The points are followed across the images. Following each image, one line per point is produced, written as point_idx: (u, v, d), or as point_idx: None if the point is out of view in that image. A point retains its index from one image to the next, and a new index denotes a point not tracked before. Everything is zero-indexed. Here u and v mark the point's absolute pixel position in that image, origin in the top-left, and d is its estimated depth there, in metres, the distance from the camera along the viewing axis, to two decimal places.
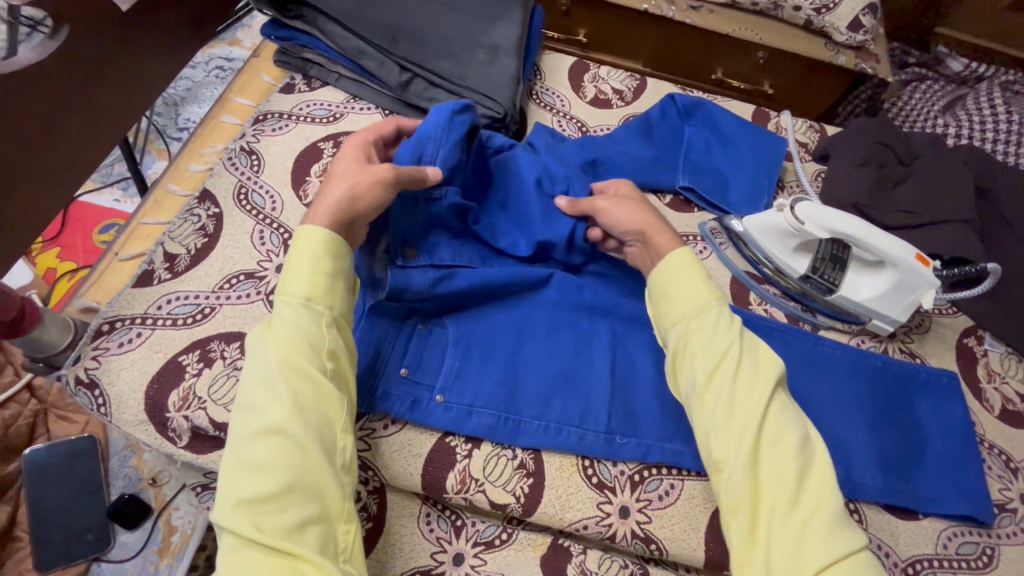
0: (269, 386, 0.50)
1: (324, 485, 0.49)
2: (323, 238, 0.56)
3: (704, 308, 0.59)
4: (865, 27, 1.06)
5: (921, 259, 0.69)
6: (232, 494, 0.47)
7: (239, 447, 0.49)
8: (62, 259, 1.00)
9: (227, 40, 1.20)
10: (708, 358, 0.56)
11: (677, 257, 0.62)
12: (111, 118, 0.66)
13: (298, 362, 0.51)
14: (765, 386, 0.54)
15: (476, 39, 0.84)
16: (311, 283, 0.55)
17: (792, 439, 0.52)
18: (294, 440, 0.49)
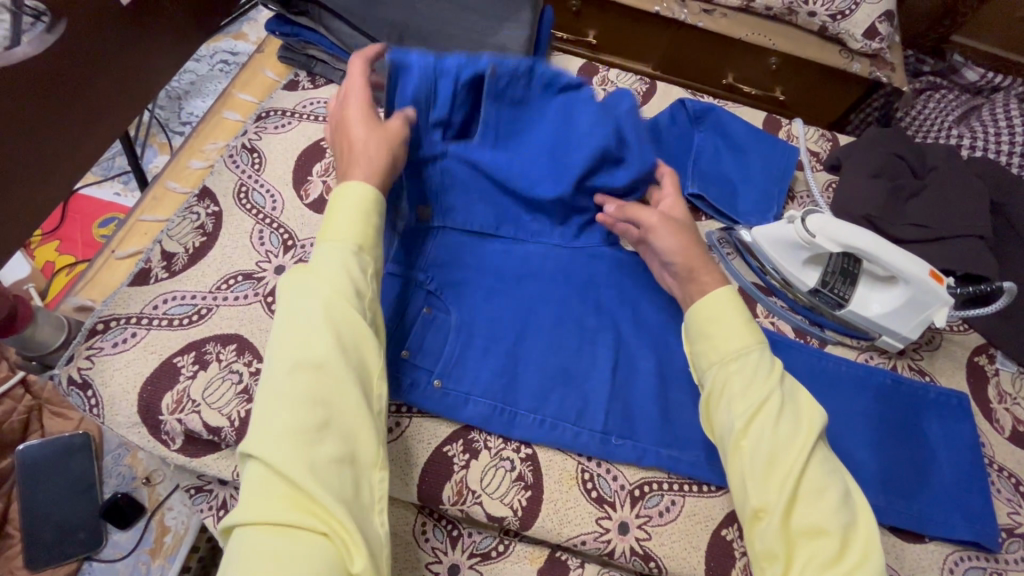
0: (312, 321, 0.49)
1: (360, 430, 0.47)
2: (373, 187, 0.56)
3: (745, 350, 0.57)
4: (881, 35, 1.04)
5: (935, 275, 0.67)
6: (266, 429, 0.44)
7: (276, 382, 0.47)
8: (60, 252, 0.99)
9: (232, 34, 1.18)
10: (749, 400, 0.54)
11: (720, 294, 0.61)
12: (110, 113, 0.64)
13: (343, 303, 0.50)
14: (809, 433, 0.52)
15: (483, 40, 0.83)
16: (358, 227, 0.54)
17: (833, 492, 0.50)
18: (334, 380, 0.47)
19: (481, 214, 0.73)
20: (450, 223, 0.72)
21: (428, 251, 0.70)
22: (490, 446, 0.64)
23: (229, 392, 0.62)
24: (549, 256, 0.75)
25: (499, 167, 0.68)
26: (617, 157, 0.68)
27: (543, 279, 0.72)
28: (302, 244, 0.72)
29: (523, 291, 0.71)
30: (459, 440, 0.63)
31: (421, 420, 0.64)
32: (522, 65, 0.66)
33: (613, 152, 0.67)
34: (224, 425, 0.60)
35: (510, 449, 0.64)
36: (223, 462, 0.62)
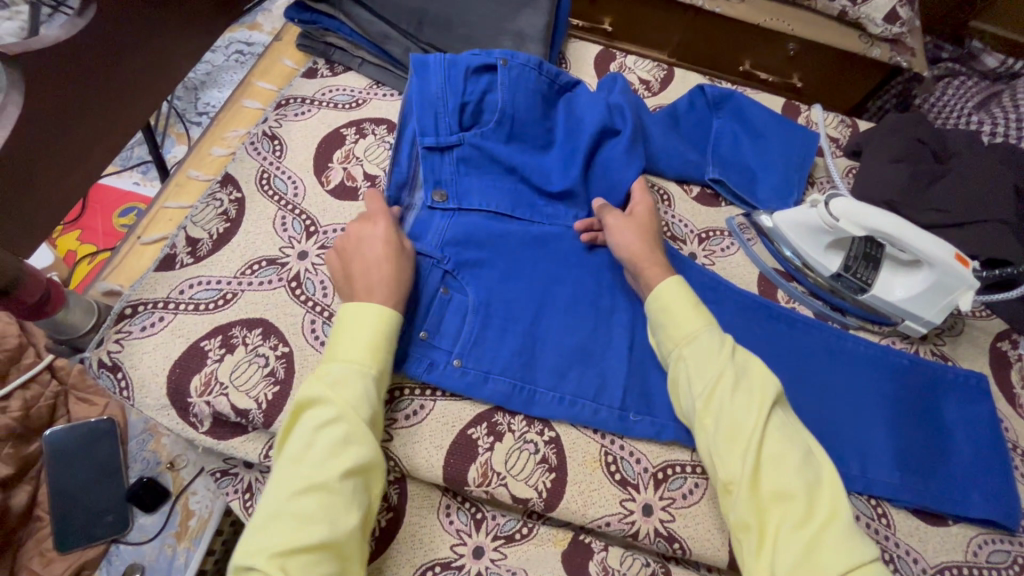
0: (323, 443, 0.52)
1: (353, 550, 0.52)
2: (384, 310, 0.59)
3: (700, 332, 0.61)
4: (901, 19, 1.03)
5: (962, 259, 0.66)
6: (269, 543, 0.48)
7: (282, 495, 0.50)
8: (82, 241, 1.01)
9: (247, 25, 1.18)
10: (705, 381, 0.58)
11: (672, 283, 0.64)
12: (137, 102, 0.65)
13: (356, 428, 0.54)
14: (762, 404, 0.55)
15: (502, 26, 0.83)
16: (371, 351, 0.57)
17: (792, 454, 0.53)
18: (339, 500, 0.51)
19: (495, 197, 0.73)
20: (466, 207, 0.71)
21: (442, 228, 0.70)
22: (513, 429, 0.64)
23: (256, 375, 0.63)
24: (566, 234, 0.74)
25: (513, 158, 0.73)
26: (611, 130, 0.76)
27: (557, 259, 0.72)
28: (324, 229, 0.73)
29: (541, 274, 0.70)
30: (484, 423, 0.64)
31: (446, 402, 0.65)
32: (530, 60, 0.75)
33: (608, 126, 0.76)
34: (253, 408, 0.62)
35: (533, 431, 0.64)
36: (251, 443, 0.63)
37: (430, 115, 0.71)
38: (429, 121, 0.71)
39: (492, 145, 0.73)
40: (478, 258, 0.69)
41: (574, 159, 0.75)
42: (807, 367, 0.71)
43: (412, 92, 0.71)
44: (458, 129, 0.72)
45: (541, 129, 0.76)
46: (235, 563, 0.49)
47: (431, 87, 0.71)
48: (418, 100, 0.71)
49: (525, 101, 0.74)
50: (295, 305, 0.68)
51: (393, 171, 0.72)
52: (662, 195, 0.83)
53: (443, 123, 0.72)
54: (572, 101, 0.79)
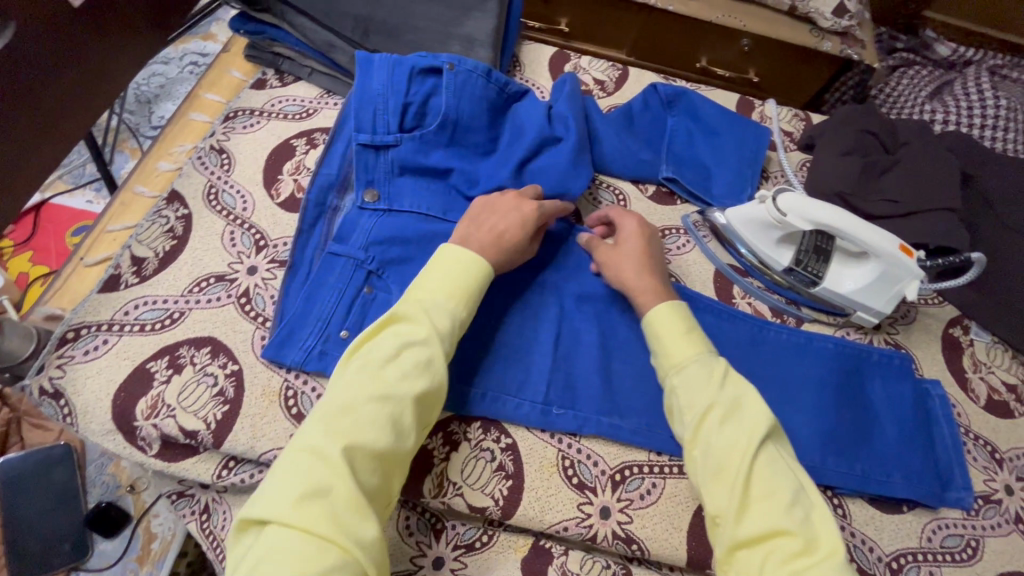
0: (406, 360, 0.53)
1: (398, 468, 0.52)
2: (477, 258, 0.61)
3: (690, 361, 0.59)
4: (849, 12, 1.06)
5: (905, 249, 0.68)
6: (338, 433, 0.49)
7: (357, 394, 0.51)
8: (34, 262, 0.98)
9: (201, 35, 1.16)
10: (693, 410, 0.56)
11: (667, 312, 0.62)
12: (65, 121, 0.63)
13: (436, 359, 0.54)
14: (754, 436, 0.53)
15: (450, 31, 0.83)
16: (457, 291, 0.59)
17: (782, 489, 0.51)
18: (406, 416, 0.52)
19: (426, 200, 0.73)
20: (395, 208, 0.72)
21: (369, 227, 0.70)
22: (469, 438, 0.64)
23: (204, 395, 0.62)
24: None
25: (447, 164, 0.74)
26: (551, 138, 0.77)
27: None
28: (274, 244, 0.72)
29: None
30: (439, 433, 0.64)
31: None
32: (478, 67, 0.75)
33: (548, 136, 0.77)
34: (201, 429, 0.60)
35: (489, 439, 0.64)
36: (203, 464, 0.62)
37: (369, 113, 0.72)
38: (366, 118, 0.72)
39: (428, 149, 0.74)
40: (401, 256, 0.69)
41: (506, 160, 0.75)
42: (761, 361, 0.72)
43: (357, 90, 0.72)
44: (397, 130, 0.73)
45: (482, 131, 0.77)
46: (297, 446, 0.49)
47: (374, 87, 0.72)
48: (356, 103, 0.71)
49: (470, 107, 0.75)
50: (245, 322, 0.67)
51: (319, 172, 0.72)
52: (618, 195, 0.83)
53: (381, 122, 0.72)
54: (517, 105, 0.80)
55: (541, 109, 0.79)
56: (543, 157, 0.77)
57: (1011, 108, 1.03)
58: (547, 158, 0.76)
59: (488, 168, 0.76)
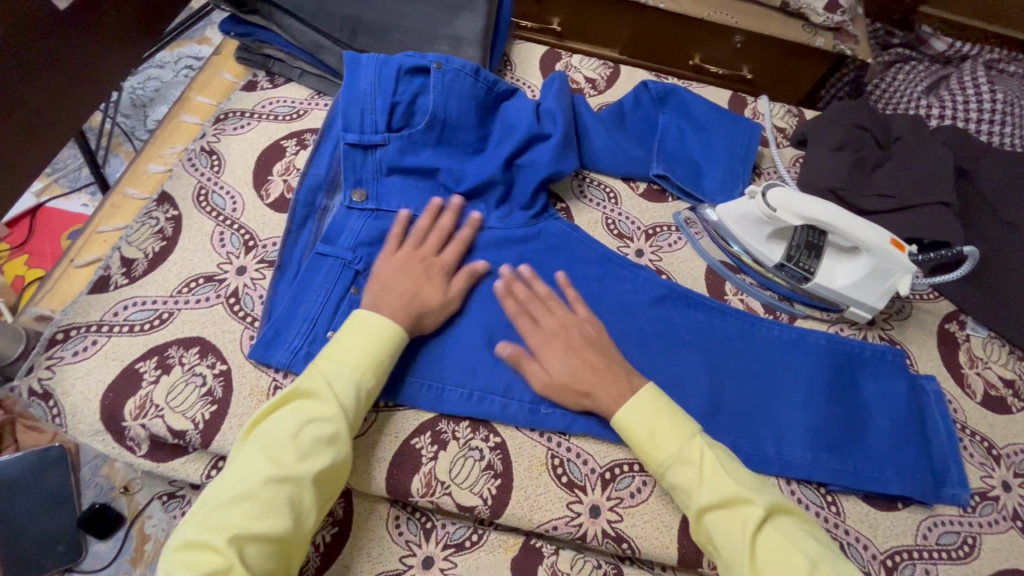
0: (308, 437, 0.53)
1: (297, 548, 0.52)
2: (390, 325, 0.60)
3: (669, 455, 0.56)
4: (842, 7, 1.06)
5: (896, 243, 0.67)
6: (226, 525, 0.48)
7: (251, 481, 0.50)
8: (29, 266, 0.99)
9: (195, 40, 1.17)
10: (691, 504, 0.55)
11: (630, 403, 0.59)
12: (51, 124, 0.63)
13: (337, 433, 0.54)
14: (750, 526, 0.52)
15: (438, 30, 0.83)
16: (366, 359, 0.58)
17: (794, 574, 0.49)
18: (305, 496, 0.52)
19: (413, 200, 0.73)
20: (383, 207, 0.72)
21: (357, 227, 0.70)
22: (457, 436, 0.63)
23: (192, 395, 0.62)
24: (506, 237, 0.74)
25: (436, 161, 0.74)
26: (542, 135, 0.77)
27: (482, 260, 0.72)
28: (263, 243, 0.72)
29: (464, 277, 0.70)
30: (428, 432, 0.63)
31: (389, 413, 0.64)
32: (465, 66, 0.75)
33: (537, 132, 0.76)
34: (189, 429, 0.61)
35: (478, 438, 0.64)
36: (192, 464, 0.62)
37: (356, 112, 0.72)
38: (354, 117, 0.72)
39: (417, 149, 0.74)
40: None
41: (494, 157, 0.75)
42: (751, 357, 0.71)
43: (345, 89, 0.72)
44: (384, 129, 0.73)
45: (471, 130, 0.77)
46: (185, 539, 0.48)
47: (361, 86, 0.72)
48: (346, 104, 0.71)
49: (458, 106, 0.75)
50: (234, 322, 0.67)
51: (308, 173, 0.72)
52: (608, 193, 0.83)
53: (368, 122, 0.72)
54: (506, 105, 0.80)
55: (529, 108, 0.78)
56: (533, 157, 0.76)
57: (1007, 102, 1.02)
58: (536, 157, 0.76)
59: (477, 165, 0.75)
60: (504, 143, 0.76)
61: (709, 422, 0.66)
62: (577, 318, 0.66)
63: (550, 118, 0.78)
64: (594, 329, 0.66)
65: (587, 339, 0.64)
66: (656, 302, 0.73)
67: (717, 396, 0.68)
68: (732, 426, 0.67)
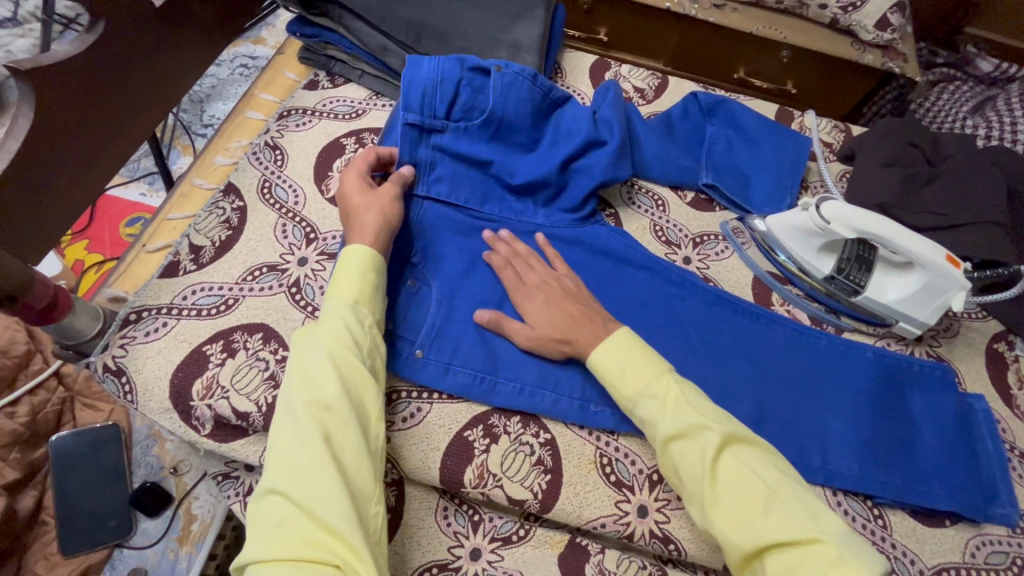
0: (318, 367, 0.53)
1: (360, 469, 0.51)
2: (374, 254, 0.62)
3: (642, 389, 0.58)
4: (893, 26, 1.05)
5: (951, 260, 0.67)
6: (280, 466, 0.49)
7: (287, 421, 0.51)
8: (89, 251, 1.03)
9: (251, 39, 1.21)
10: (655, 432, 0.56)
11: (602, 345, 0.61)
12: (139, 116, 0.67)
13: (344, 352, 0.55)
14: (711, 452, 0.52)
15: (498, 37, 0.86)
16: (356, 285, 0.60)
17: (752, 499, 0.50)
18: (336, 418, 0.52)
19: (467, 199, 0.75)
20: (437, 204, 0.74)
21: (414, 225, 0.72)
22: (509, 431, 0.65)
23: (256, 378, 0.64)
24: (555, 238, 0.76)
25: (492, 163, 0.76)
26: (597, 142, 0.78)
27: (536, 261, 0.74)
28: (324, 237, 0.75)
29: None
30: (480, 425, 0.65)
31: (443, 405, 0.65)
32: (524, 71, 0.77)
33: (593, 138, 0.78)
34: (252, 411, 0.62)
35: (529, 433, 0.65)
36: (251, 446, 0.64)
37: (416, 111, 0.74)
38: (414, 100, 0.72)
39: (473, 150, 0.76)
40: (445, 252, 0.71)
41: (549, 160, 0.77)
42: (798, 366, 0.72)
43: (405, 75, 0.72)
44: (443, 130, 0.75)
45: (527, 134, 0.78)
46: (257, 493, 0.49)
47: (423, 74, 0.72)
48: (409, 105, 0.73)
49: (515, 110, 0.76)
50: (295, 311, 0.69)
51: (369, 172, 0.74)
52: (657, 201, 0.84)
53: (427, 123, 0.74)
54: (560, 111, 0.82)
55: (583, 115, 0.80)
56: (587, 163, 0.78)
57: None
58: (590, 163, 0.78)
59: (532, 167, 0.77)
60: (558, 149, 0.78)
61: (757, 429, 0.67)
62: (557, 274, 0.70)
63: (602, 128, 0.80)
64: (573, 284, 0.69)
65: (567, 292, 0.67)
66: (703, 309, 0.74)
67: (764, 404, 0.68)
68: (779, 434, 0.67)
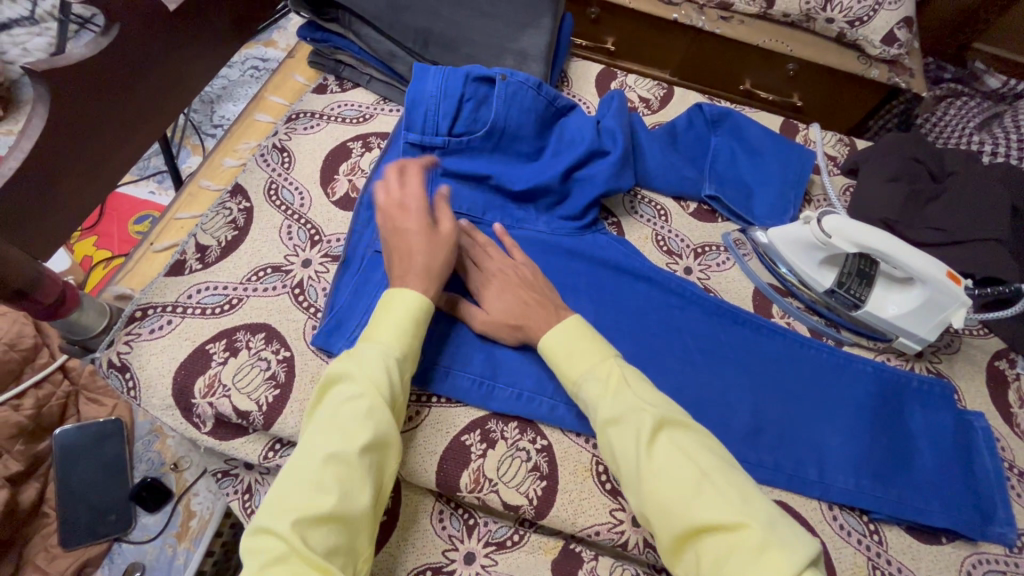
0: (352, 416, 0.52)
1: (361, 526, 0.50)
2: (426, 305, 0.61)
3: (585, 374, 0.58)
4: (899, 42, 1.05)
5: (953, 277, 0.67)
6: (292, 507, 0.47)
7: (310, 462, 0.49)
8: (98, 247, 1.04)
9: (263, 42, 1.23)
10: (595, 415, 0.56)
11: (552, 331, 0.61)
12: (151, 117, 0.68)
13: (380, 407, 0.53)
14: (644, 433, 0.52)
15: (505, 45, 0.87)
16: (402, 339, 0.58)
17: (684, 481, 0.50)
18: (357, 473, 0.50)
19: (470, 204, 0.76)
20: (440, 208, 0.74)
21: None
22: (506, 436, 0.65)
23: (257, 378, 0.65)
24: (557, 245, 0.77)
25: (496, 169, 0.76)
26: (601, 152, 0.79)
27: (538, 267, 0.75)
28: (329, 239, 0.75)
29: None
30: (477, 430, 0.65)
31: (441, 408, 0.66)
32: (529, 79, 0.77)
33: (597, 148, 0.79)
34: (253, 410, 0.63)
35: (525, 439, 0.65)
36: (250, 444, 0.65)
37: (421, 115, 0.74)
38: (417, 120, 0.74)
39: (476, 156, 0.77)
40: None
41: (553, 168, 0.77)
42: (798, 379, 0.72)
43: (410, 91, 0.73)
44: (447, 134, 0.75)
45: (531, 140, 0.79)
46: (256, 525, 0.47)
47: (427, 90, 0.73)
48: (416, 111, 0.74)
49: (521, 118, 0.77)
50: (298, 312, 0.70)
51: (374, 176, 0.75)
52: (659, 210, 0.84)
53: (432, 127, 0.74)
54: (566, 120, 0.82)
55: (587, 125, 0.81)
56: (590, 172, 0.79)
57: None
58: (593, 172, 0.78)
59: (536, 173, 0.78)
60: (562, 157, 0.79)
61: (753, 440, 0.67)
62: (514, 262, 0.69)
63: (607, 138, 0.80)
64: (530, 272, 0.68)
65: (524, 280, 0.67)
66: (703, 319, 0.75)
67: (761, 415, 0.69)
68: (775, 446, 0.67)
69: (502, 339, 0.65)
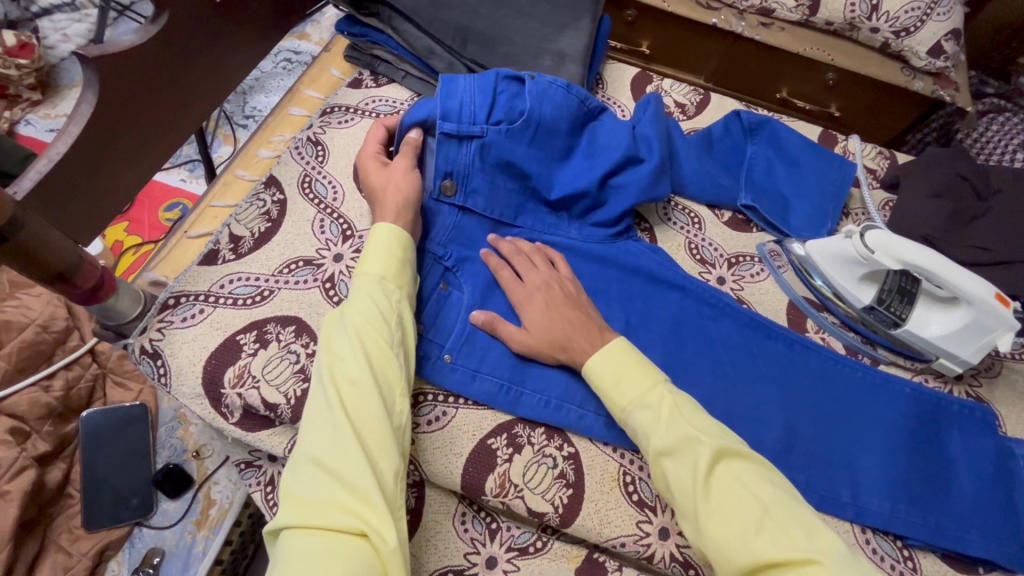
0: (348, 341, 0.55)
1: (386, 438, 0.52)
2: (401, 232, 0.63)
3: (636, 402, 0.57)
4: (946, 53, 1.02)
5: (1002, 299, 0.65)
6: (313, 435, 0.51)
7: (322, 391, 0.53)
8: (129, 232, 1.05)
9: (297, 34, 1.23)
10: (647, 445, 0.55)
11: (598, 353, 0.61)
12: (193, 107, 0.69)
13: (373, 327, 0.56)
14: (701, 467, 0.51)
15: (543, 46, 0.87)
16: (387, 262, 0.61)
17: (743, 516, 0.49)
18: (363, 389, 0.53)
19: (501, 204, 0.74)
20: (470, 206, 0.73)
21: (449, 225, 0.72)
22: (533, 442, 0.64)
23: (287, 371, 0.65)
24: (589, 252, 0.76)
25: (529, 170, 0.75)
26: (637, 158, 0.78)
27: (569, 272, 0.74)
28: (360, 234, 0.75)
29: None
30: (504, 435, 0.64)
31: (468, 410, 0.65)
32: (557, 80, 0.77)
33: (633, 154, 0.78)
34: (281, 403, 0.63)
35: (552, 446, 0.65)
36: (277, 437, 0.65)
37: (454, 104, 0.71)
38: (451, 109, 0.71)
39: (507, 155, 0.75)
40: (477, 257, 0.71)
41: (588, 172, 0.76)
42: (833, 396, 0.70)
43: (442, 86, 0.72)
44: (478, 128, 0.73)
45: (565, 141, 0.78)
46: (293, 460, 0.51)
47: (460, 84, 0.72)
48: (450, 101, 0.71)
49: (557, 118, 0.76)
50: (328, 306, 0.69)
51: None
52: (693, 218, 0.83)
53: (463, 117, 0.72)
54: (600, 123, 0.81)
55: (621, 130, 0.79)
56: (625, 178, 0.77)
57: None
58: (628, 178, 0.77)
59: (570, 176, 0.77)
60: (596, 161, 0.78)
61: (785, 458, 0.65)
62: (560, 276, 0.69)
63: (642, 143, 0.79)
64: (574, 289, 0.68)
65: (567, 296, 0.66)
66: (735, 330, 0.73)
67: (793, 431, 0.67)
68: (808, 465, 0.65)
69: (533, 344, 0.65)
